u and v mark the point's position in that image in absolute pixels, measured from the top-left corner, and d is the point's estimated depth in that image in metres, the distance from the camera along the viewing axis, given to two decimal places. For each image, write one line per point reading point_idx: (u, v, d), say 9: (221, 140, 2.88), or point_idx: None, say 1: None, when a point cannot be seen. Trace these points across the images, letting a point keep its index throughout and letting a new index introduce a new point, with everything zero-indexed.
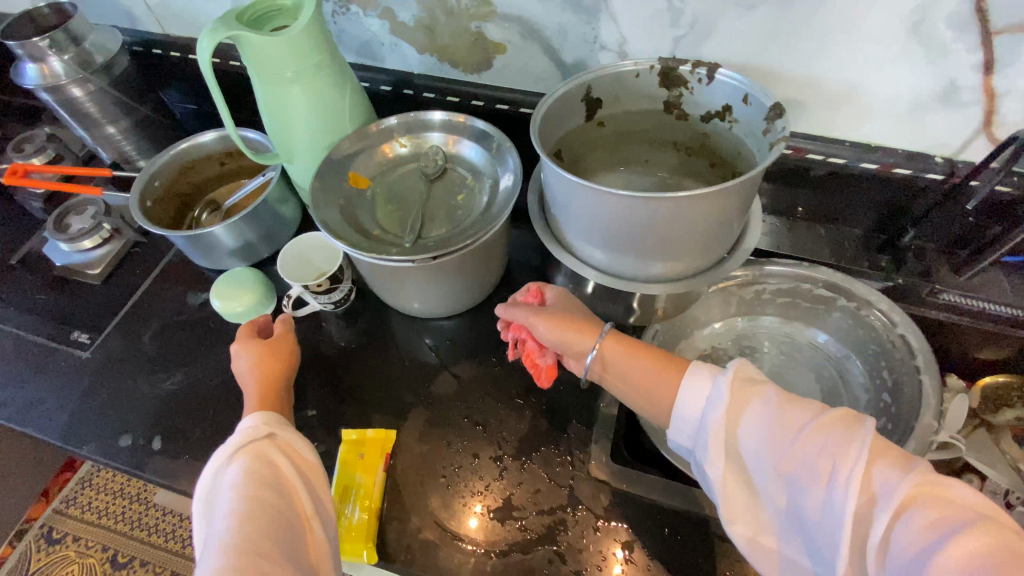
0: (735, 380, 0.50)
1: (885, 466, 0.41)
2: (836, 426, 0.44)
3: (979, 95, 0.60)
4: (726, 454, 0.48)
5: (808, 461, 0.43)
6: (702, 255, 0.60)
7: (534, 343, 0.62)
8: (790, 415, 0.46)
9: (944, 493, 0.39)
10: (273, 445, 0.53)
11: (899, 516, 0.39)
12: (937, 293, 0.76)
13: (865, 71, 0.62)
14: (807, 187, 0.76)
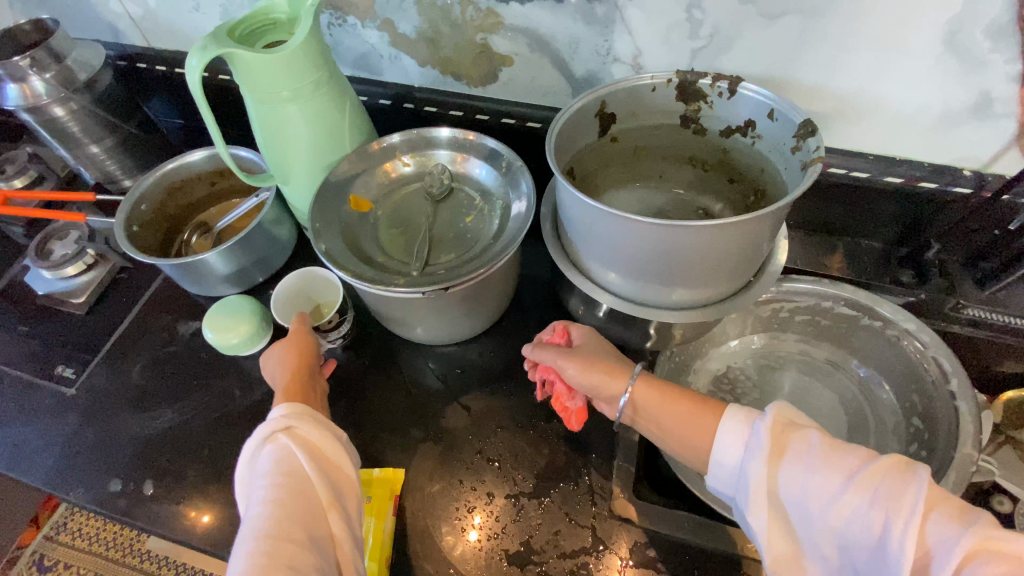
0: (776, 423, 0.47)
1: (941, 518, 0.38)
2: (888, 473, 0.40)
3: (1013, 106, 0.57)
4: (768, 503, 0.45)
5: (859, 513, 0.40)
6: (728, 281, 0.57)
7: (563, 385, 0.60)
8: (836, 462, 0.43)
9: (1012, 548, 0.35)
10: (297, 439, 0.49)
11: (959, 573, 0.35)
12: (962, 308, 0.71)
13: (894, 83, 0.59)
14: (828, 202, 0.73)
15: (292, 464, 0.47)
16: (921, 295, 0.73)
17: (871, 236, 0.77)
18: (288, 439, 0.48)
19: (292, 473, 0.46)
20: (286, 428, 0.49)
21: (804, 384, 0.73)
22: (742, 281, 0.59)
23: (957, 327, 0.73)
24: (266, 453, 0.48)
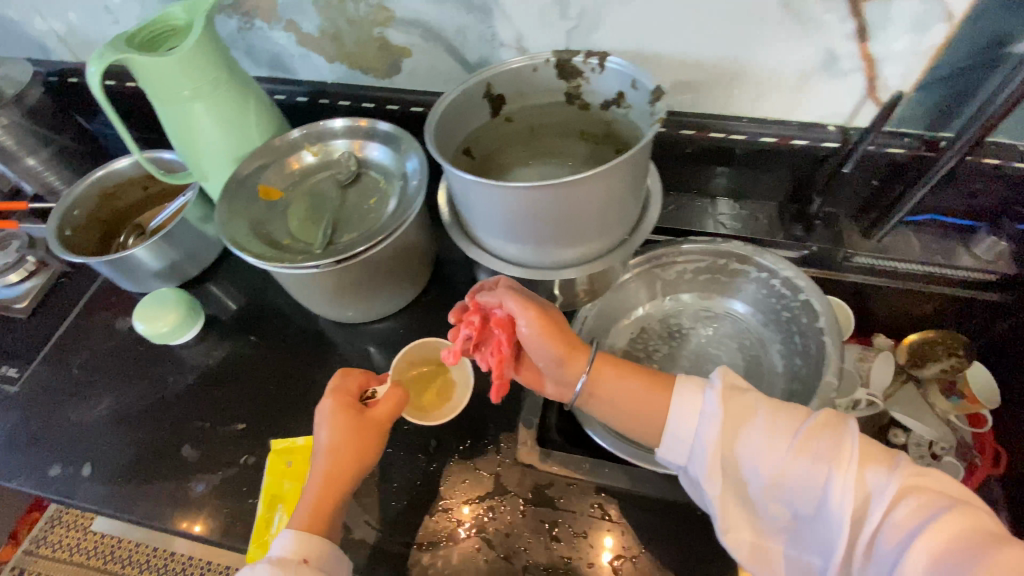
0: (728, 395, 0.52)
1: (873, 467, 0.46)
2: (825, 433, 0.48)
3: (857, 63, 0.63)
4: (725, 470, 0.50)
5: (809, 472, 0.47)
6: (608, 235, 0.63)
7: (508, 351, 0.59)
8: (781, 430, 0.49)
9: (926, 484, 0.45)
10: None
11: (888, 514, 0.44)
12: (851, 257, 0.79)
13: (749, 49, 0.64)
14: (718, 165, 0.78)
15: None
16: (812, 246, 0.79)
17: (766, 197, 0.82)
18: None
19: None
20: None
21: (707, 338, 0.78)
22: (621, 237, 0.65)
23: (851, 276, 0.80)
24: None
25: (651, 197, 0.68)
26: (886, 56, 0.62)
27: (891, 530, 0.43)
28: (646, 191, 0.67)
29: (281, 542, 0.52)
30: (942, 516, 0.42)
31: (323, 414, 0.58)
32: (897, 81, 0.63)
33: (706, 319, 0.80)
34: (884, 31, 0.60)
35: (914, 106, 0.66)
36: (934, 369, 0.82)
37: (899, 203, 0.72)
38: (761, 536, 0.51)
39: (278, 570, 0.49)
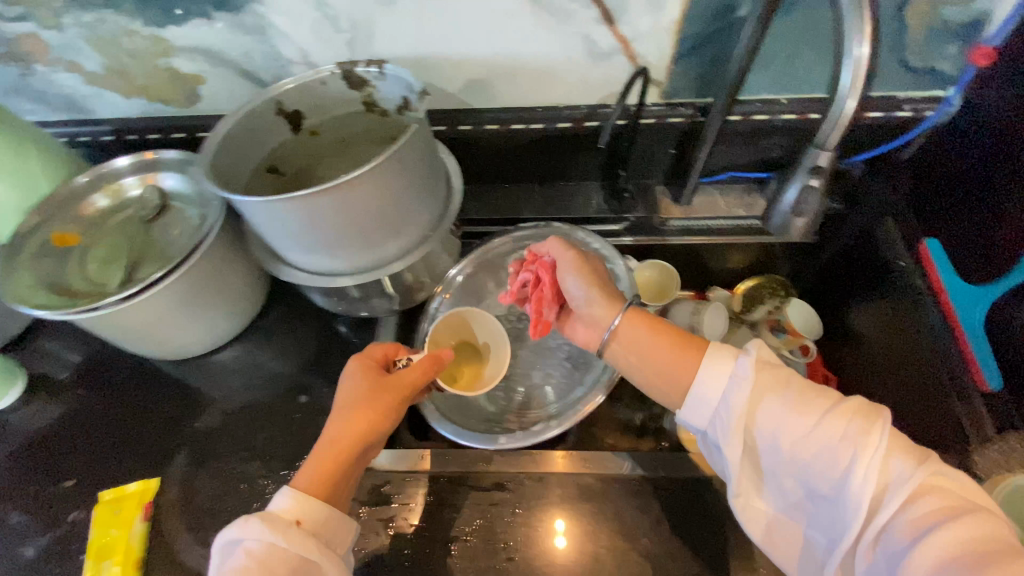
0: (761, 364, 0.50)
1: (905, 457, 0.44)
2: (857, 416, 0.45)
3: (614, 44, 0.68)
4: (743, 438, 0.49)
5: (824, 452, 0.45)
6: (417, 222, 0.65)
7: (550, 291, 0.66)
8: (828, 406, 0.47)
9: (943, 487, 0.42)
10: (291, 558, 0.48)
11: (903, 510, 0.42)
12: (668, 222, 0.85)
13: (518, 42, 0.68)
14: (534, 154, 0.83)
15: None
16: (630, 215, 0.85)
17: (586, 176, 0.88)
18: (274, 553, 0.48)
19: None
20: (282, 541, 0.48)
21: None
22: (433, 222, 0.67)
23: (673, 237, 0.84)
24: (247, 553, 0.48)
25: (454, 188, 0.70)
26: (637, 35, 0.67)
27: (902, 527, 0.41)
28: (445, 171, 0.70)
29: (279, 501, 0.51)
30: (952, 520, 0.40)
31: (347, 373, 0.60)
32: (654, 57, 0.70)
33: None
34: (628, 11, 0.65)
35: (682, 77, 0.72)
36: (764, 309, 0.88)
37: (693, 166, 0.78)
38: (773, 507, 0.50)
39: (269, 531, 0.49)
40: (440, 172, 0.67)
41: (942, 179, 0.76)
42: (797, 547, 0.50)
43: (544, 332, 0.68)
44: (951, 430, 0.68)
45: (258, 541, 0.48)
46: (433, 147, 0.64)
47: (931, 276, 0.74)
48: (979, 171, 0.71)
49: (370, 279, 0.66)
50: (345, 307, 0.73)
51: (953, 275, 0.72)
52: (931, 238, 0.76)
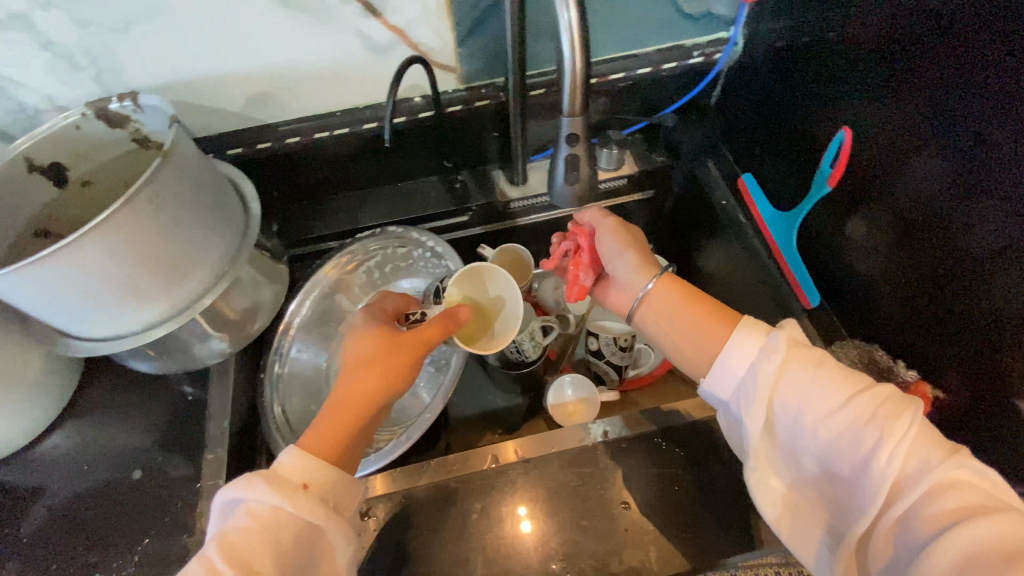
0: (791, 344, 0.48)
1: (928, 449, 0.41)
2: (888, 403, 0.44)
3: (389, 35, 0.66)
4: (767, 411, 0.48)
5: (848, 433, 0.44)
6: (215, 247, 0.61)
7: (590, 255, 0.64)
8: (857, 388, 0.45)
9: (972, 483, 0.40)
10: (291, 520, 0.48)
11: (926, 500, 0.40)
12: (511, 204, 0.84)
13: (287, 49, 0.65)
14: (356, 162, 0.80)
15: (269, 539, 0.46)
16: (471, 204, 0.83)
17: (425, 172, 0.85)
18: (274, 514, 0.47)
19: (248, 555, 0.45)
20: (286, 502, 0.48)
21: None
22: (237, 243, 0.64)
23: (521, 216, 0.85)
24: (244, 514, 0.47)
25: (248, 219, 0.67)
26: (408, 23, 0.66)
27: (921, 518, 0.39)
28: (238, 196, 0.67)
29: (285, 458, 0.51)
30: (977, 516, 0.37)
31: (357, 333, 0.61)
32: (434, 43, 0.68)
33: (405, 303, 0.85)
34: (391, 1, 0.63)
35: (473, 60, 0.72)
36: None
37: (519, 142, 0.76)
38: (789, 487, 0.49)
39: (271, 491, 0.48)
40: (230, 194, 0.65)
41: (747, 116, 0.81)
42: (804, 527, 0.48)
43: (580, 297, 0.65)
44: None
45: (259, 502, 0.47)
46: (208, 168, 0.61)
47: (751, 207, 0.80)
48: (769, 104, 0.75)
49: (187, 319, 0.62)
50: (175, 361, 0.70)
51: (768, 203, 0.78)
52: (747, 172, 0.82)
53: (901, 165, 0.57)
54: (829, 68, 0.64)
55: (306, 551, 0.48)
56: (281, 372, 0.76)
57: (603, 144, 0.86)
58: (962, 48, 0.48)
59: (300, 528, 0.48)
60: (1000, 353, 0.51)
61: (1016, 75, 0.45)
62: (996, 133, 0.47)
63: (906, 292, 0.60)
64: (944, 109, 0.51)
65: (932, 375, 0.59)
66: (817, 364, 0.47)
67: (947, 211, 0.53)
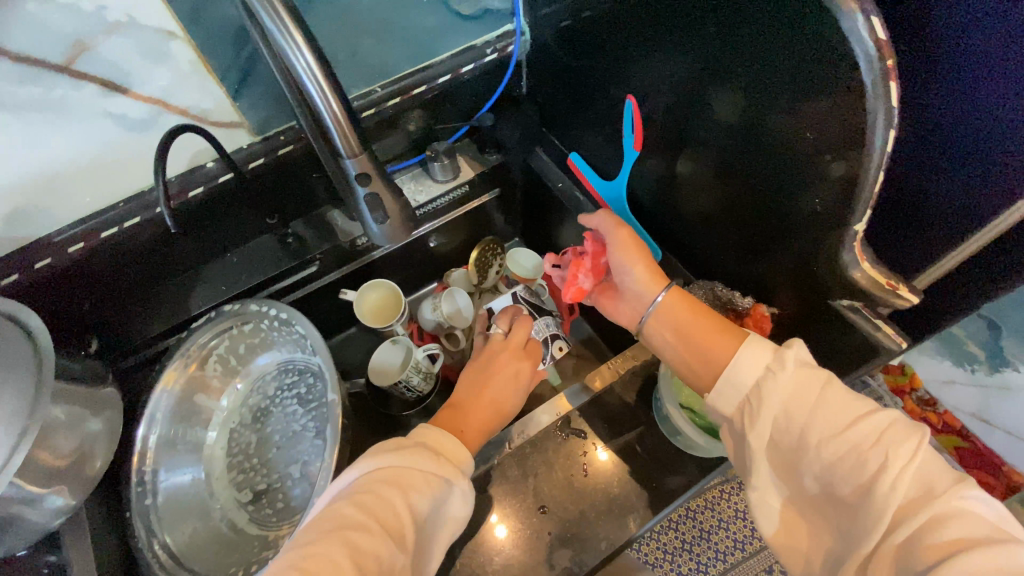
0: (799, 363, 0.48)
1: (931, 475, 0.40)
2: (897, 429, 0.42)
3: (147, 108, 0.61)
4: (774, 429, 0.47)
5: (851, 455, 0.43)
6: (6, 400, 0.52)
7: (592, 260, 0.71)
8: (866, 412, 0.44)
9: (976, 513, 0.38)
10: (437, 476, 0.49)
11: (926, 528, 0.38)
12: (358, 239, 0.80)
13: (29, 154, 0.58)
14: (165, 249, 0.71)
15: (424, 488, 0.47)
16: (314, 254, 0.77)
17: (253, 234, 0.78)
18: (429, 472, 0.48)
19: (410, 498, 0.46)
20: (440, 463, 0.49)
21: (284, 400, 0.78)
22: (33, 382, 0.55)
23: (375, 251, 0.84)
24: (417, 460, 0.48)
25: (46, 358, 0.57)
26: (166, 92, 0.61)
27: (922, 547, 0.38)
28: (26, 336, 0.57)
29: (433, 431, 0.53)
30: (979, 546, 0.36)
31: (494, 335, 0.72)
32: (203, 104, 0.63)
33: (276, 380, 0.79)
34: (134, 75, 0.58)
35: (257, 108, 0.67)
36: (493, 273, 0.96)
37: None
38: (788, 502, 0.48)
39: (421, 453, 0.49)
40: (6, 326, 0.56)
41: (553, 97, 0.83)
42: (801, 539, 0.48)
43: (577, 297, 0.70)
44: None
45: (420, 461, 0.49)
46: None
47: (584, 185, 0.85)
48: (570, 83, 0.78)
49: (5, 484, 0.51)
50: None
51: (595, 174, 0.82)
52: (573, 152, 0.84)
53: (697, 113, 0.60)
54: (607, 38, 0.66)
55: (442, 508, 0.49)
56: (155, 504, 0.67)
57: (432, 158, 0.84)
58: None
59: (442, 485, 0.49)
60: (820, 267, 0.56)
61: (742, 24, 0.49)
62: (762, 68, 0.50)
63: (733, 227, 0.64)
64: (713, 55, 0.54)
65: (764, 298, 0.66)
66: (824, 384, 0.46)
67: (751, 152, 0.56)
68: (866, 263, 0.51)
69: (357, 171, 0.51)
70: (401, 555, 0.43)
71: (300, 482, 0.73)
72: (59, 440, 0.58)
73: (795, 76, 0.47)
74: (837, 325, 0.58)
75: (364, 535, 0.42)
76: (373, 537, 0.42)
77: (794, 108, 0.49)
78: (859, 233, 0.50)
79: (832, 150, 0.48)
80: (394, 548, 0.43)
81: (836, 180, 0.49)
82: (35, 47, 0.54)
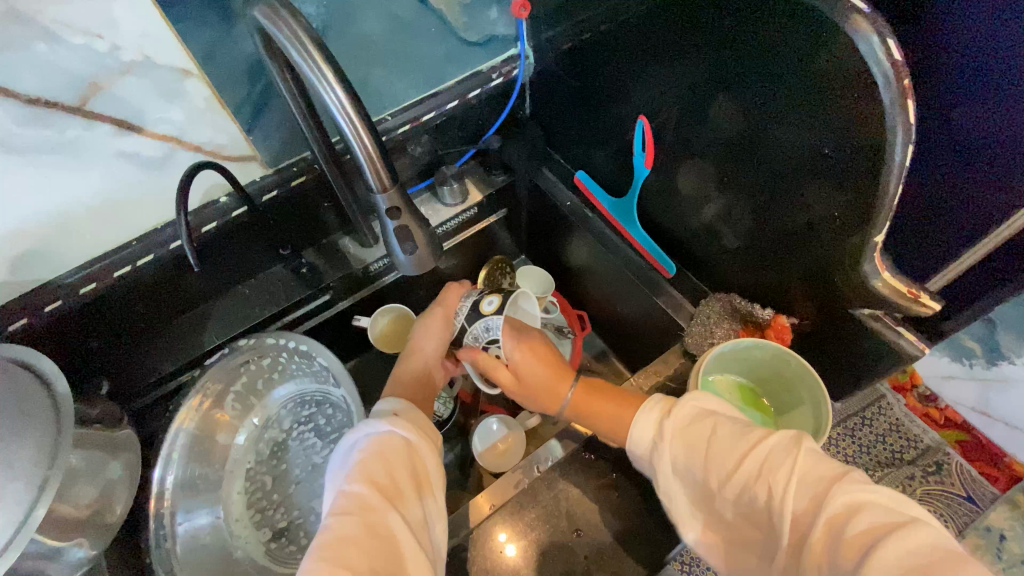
0: (686, 414, 0.52)
1: (817, 479, 0.42)
2: (778, 450, 0.44)
3: (161, 144, 0.60)
4: (678, 473, 0.50)
5: (746, 486, 0.44)
6: (22, 451, 0.50)
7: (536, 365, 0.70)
8: (754, 442, 0.46)
9: (873, 504, 0.39)
10: (405, 446, 0.48)
11: (836, 528, 0.39)
12: (370, 266, 0.80)
13: (39, 194, 0.56)
14: (178, 284, 0.70)
15: (398, 458, 0.47)
16: (329, 282, 0.77)
17: (266, 265, 0.77)
18: (398, 442, 0.48)
19: (385, 474, 0.46)
20: (403, 432, 0.49)
21: (303, 433, 0.77)
22: (53, 430, 0.53)
23: (387, 276, 0.84)
24: (383, 434, 0.49)
25: (63, 413, 0.55)
26: (180, 129, 0.60)
27: (841, 545, 0.38)
28: (38, 381, 0.56)
29: (378, 410, 0.53)
30: (890, 535, 0.36)
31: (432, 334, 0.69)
32: (215, 139, 0.63)
33: (294, 413, 0.78)
34: (148, 112, 0.57)
35: (270, 140, 0.68)
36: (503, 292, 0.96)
37: (348, 196, 0.70)
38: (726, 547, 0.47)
39: (381, 425, 0.50)
40: (18, 372, 0.54)
41: (556, 117, 0.85)
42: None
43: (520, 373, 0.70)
44: (663, 320, 0.79)
45: (390, 430, 0.49)
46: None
47: (593, 203, 0.85)
48: (574, 103, 0.79)
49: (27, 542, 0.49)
50: None
51: (604, 193, 0.83)
52: (580, 170, 0.86)
53: (698, 127, 0.61)
54: (608, 60, 0.68)
55: (426, 483, 0.48)
56: (174, 549, 0.65)
57: (441, 182, 0.85)
58: (720, 16, 0.51)
59: (414, 457, 0.49)
60: (835, 276, 0.57)
61: (750, 47, 0.51)
62: (769, 86, 0.51)
63: (744, 238, 0.65)
64: (719, 71, 0.55)
65: (784, 309, 0.66)
66: (711, 430, 0.49)
67: (755, 166, 0.58)
68: (887, 274, 0.52)
69: (387, 205, 0.52)
70: (385, 518, 0.43)
71: (323, 517, 0.72)
72: (80, 490, 0.56)
73: (803, 96, 0.49)
74: (856, 332, 0.59)
75: (348, 523, 0.42)
76: (357, 518, 0.43)
77: (807, 127, 0.50)
78: (879, 244, 0.51)
79: (848, 165, 0.49)
80: (379, 520, 0.43)
81: (855, 194, 0.50)
82: (46, 88, 0.51)
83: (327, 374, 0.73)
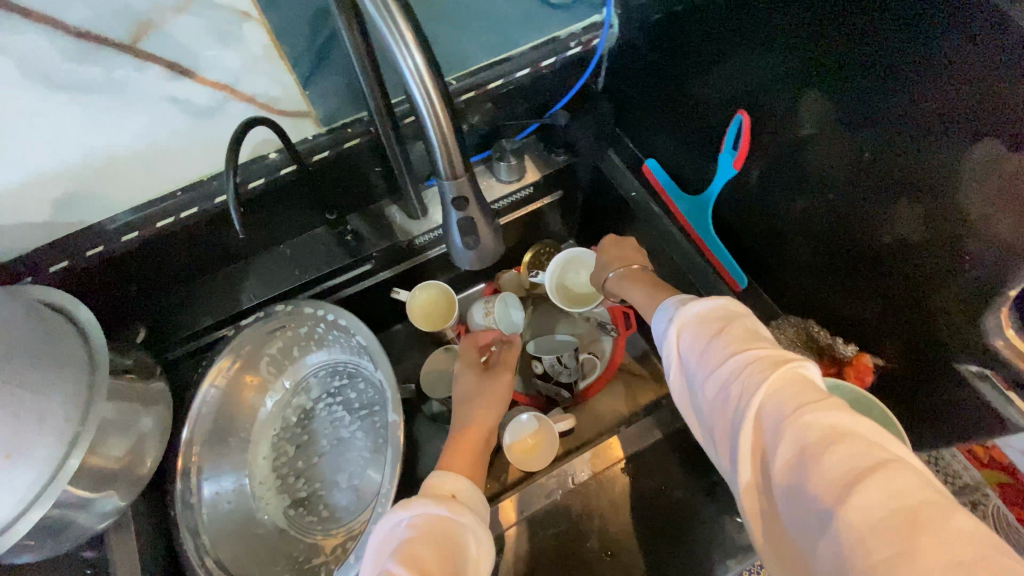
0: (691, 313, 0.48)
1: (792, 399, 0.37)
2: (765, 366, 0.39)
3: (214, 92, 0.55)
4: (674, 367, 0.47)
5: (722, 394, 0.41)
6: (59, 402, 0.49)
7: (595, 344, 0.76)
8: (744, 347, 0.42)
9: (846, 437, 0.34)
10: (454, 527, 0.45)
11: (791, 463, 0.35)
12: (415, 239, 0.75)
13: (84, 136, 0.52)
14: (219, 239, 0.67)
15: (447, 542, 0.43)
16: (371, 252, 0.73)
17: (309, 226, 0.74)
18: (446, 522, 0.45)
19: (433, 554, 0.41)
20: (453, 513, 0.46)
21: (331, 403, 0.76)
22: (87, 381, 0.52)
23: (432, 250, 0.79)
24: (433, 515, 0.46)
25: (99, 369, 0.54)
26: (235, 77, 0.55)
27: (796, 485, 0.34)
28: (75, 330, 0.54)
29: (426, 486, 0.51)
30: (852, 479, 0.32)
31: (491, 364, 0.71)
32: (269, 90, 0.58)
33: (326, 380, 0.77)
34: (202, 56, 0.53)
35: (327, 99, 0.63)
36: None
37: (400, 163, 0.65)
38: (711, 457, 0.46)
39: (433, 507, 0.47)
40: (54, 317, 0.52)
41: (632, 99, 0.77)
42: None
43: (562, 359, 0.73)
44: None
45: (440, 514, 0.46)
46: (17, 318, 0.49)
47: (660, 195, 0.78)
48: (655, 84, 0.71)
49: (62, 491, 0.49)
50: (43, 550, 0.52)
51: (676, 187, 0.75)
52: (650, 158, 0.78)
53: (794, 129, 0.54)
54: (704, 42, 0.60)
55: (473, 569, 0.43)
56: (200, 503, 0.65)
57: (498, 156, 0.78)
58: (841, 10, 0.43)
59: (466, 545, 0.44)
60: (934, 321, 0.50)
61: (900, 59, 0.41)
62: (893, 98, 0.44)
63: (828, 260, 0.59)
64: (836, 74, 0.47)
65: (869, 347, 0.59)
66: (709, 335, 0.45)
67: (862, 184, 0.50)
68: (1012, 332, 0.44)
69: (455, 183, 0.47)
70: None
71: (346, 492, 0.71)
72: (111, 442, 0.55)
73: (961, 122, 0.39)
74: (941, 379, 0.53)
75: None
76: None
77: (956, 159, 0.41)
78: (1010, 300, 0.43)
79: (986, 202, 0.41)
80: None
81: (989, 236, 0.42)
82: (98, 22, 0.46)
83: (361, 350, 0.71)
